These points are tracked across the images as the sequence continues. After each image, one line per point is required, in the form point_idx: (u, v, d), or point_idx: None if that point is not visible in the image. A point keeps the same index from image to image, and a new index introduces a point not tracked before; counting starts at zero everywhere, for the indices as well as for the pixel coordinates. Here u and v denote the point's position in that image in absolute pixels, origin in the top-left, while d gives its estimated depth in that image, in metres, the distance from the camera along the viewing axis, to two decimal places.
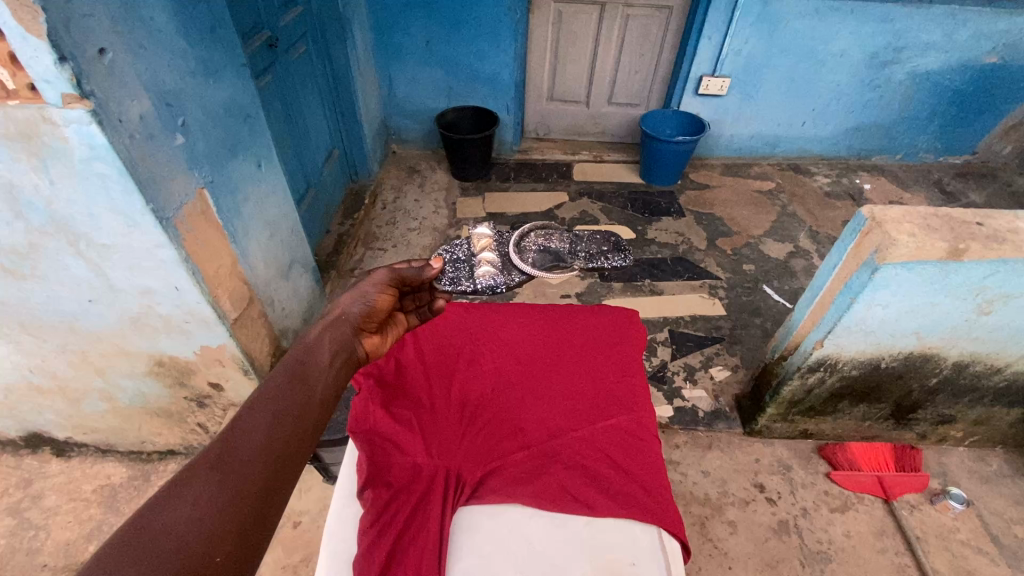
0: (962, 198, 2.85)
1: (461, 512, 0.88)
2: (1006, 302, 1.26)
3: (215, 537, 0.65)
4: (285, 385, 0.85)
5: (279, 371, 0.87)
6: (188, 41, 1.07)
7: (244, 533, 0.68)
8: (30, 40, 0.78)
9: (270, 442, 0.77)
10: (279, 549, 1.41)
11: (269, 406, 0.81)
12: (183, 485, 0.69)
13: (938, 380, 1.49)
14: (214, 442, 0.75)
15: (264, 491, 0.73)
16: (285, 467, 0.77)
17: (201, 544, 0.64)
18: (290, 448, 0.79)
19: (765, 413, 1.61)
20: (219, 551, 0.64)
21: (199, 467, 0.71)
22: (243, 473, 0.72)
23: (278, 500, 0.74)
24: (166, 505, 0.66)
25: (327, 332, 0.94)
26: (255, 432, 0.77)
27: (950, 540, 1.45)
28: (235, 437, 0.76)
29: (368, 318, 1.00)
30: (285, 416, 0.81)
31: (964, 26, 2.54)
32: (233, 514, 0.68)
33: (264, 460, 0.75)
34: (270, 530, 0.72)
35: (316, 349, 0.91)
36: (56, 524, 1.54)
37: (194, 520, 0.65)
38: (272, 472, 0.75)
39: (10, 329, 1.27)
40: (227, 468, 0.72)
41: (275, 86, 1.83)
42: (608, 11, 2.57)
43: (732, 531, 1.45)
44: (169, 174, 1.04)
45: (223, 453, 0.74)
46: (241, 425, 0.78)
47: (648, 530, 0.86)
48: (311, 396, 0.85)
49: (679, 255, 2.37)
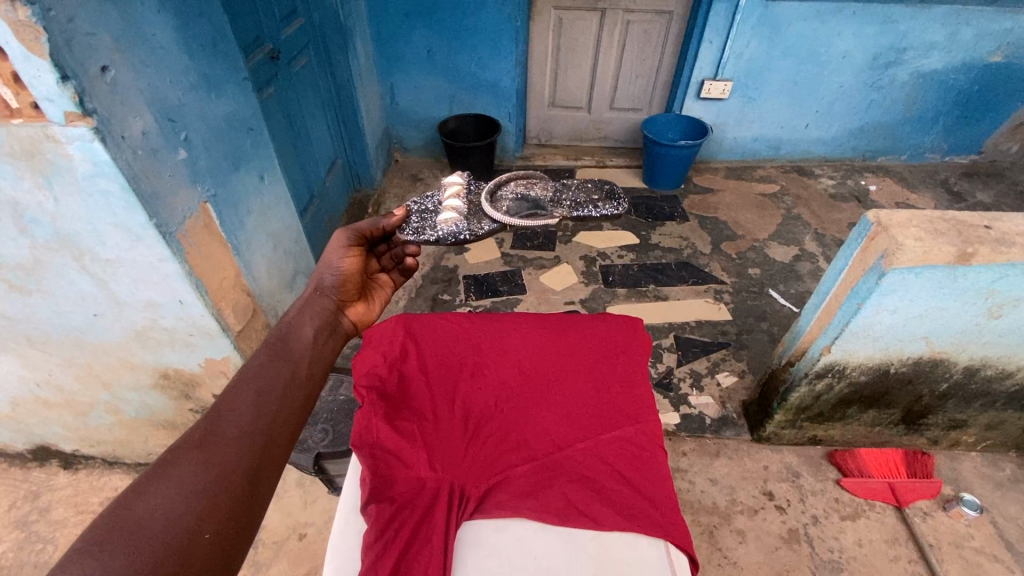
0: (970, 199, 2.82)
1: (465, 527, 0.88)
2: (1017, 305, 1.24)
3: (205, 514, 0.64)
4: (267, 364, 0.84)
5: (260, 350, 0.86)
6: (190, 57, 1.08)
7: (235, 510, 0.66)
8: (32, 59, 0.78)
9: (257, 418, 0.76)
10: (284, 561, 1.41)
11: (253, 383, 0.80)
12: (166, 466, 0.67)
13: (948, 385, 1.47)
14: (197, 423, 0.73)
15: (254, 465, 0.71)
16: (274, 441, 0.75)
17: (190, 522, 0.62)
18: (278, 423, 0.77)
19: (773, 420, 1.59)
20: (208, 527, 0.63)
21: (182, 446, 0.69)
22: (230, 450, 0.71)
23: (267, 476, 0.72)
24: (149, 485, 0.64)
25: (305, 310, 0.97)
26: (239, 410, 0.76)
27: (964, 547, 1.42)
28: (220, 417, 0.74)
29: (345, 289, 1.04)
30: (269, 392, 0.79)
31: (967, 26, 2.53)
32: (221, 491, 0.66)
33: (251, 436, 0.73)
34: (263, 508, 0.70)
35: (297, 326, 0.94)
36: (64, 536, 1.54)
37: (181, 498, 0.64)
38: (260, 446, 0.73)
39: (16, 344, 1.28)
40: (212, 446, 0.70)
41: (278, 98, 1.84)
42: (609, 17, 2.57)
43: (742, 540, 1.43)
44: (172, 189, 1.05)
45: (207, 433, 0.72)
46: (225, 405, 0.76)
47: (655, 543, 0.85)
48: (295, 372, 0.84)
49: (684, 260, 2.36)
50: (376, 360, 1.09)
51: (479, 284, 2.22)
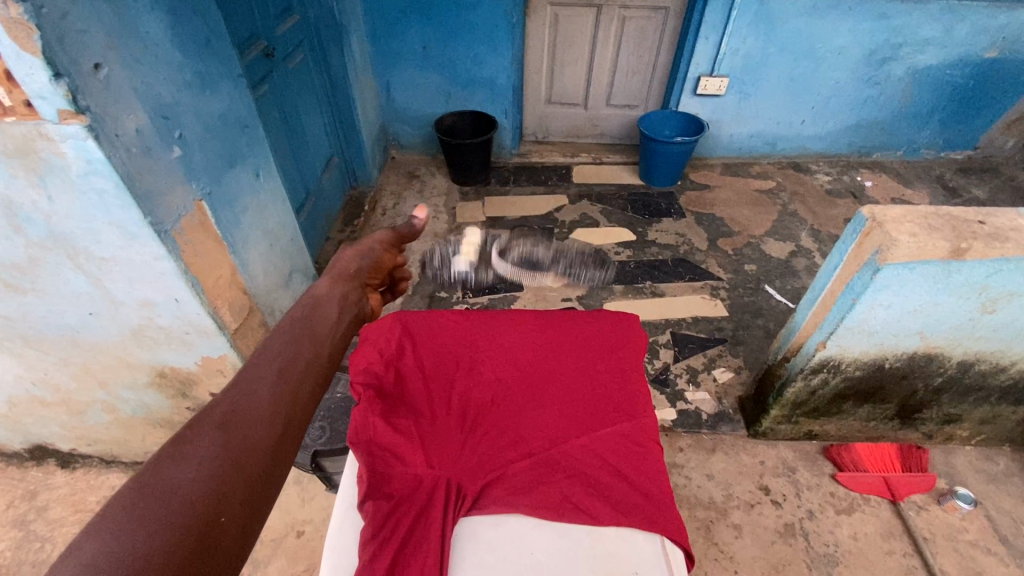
0: (965, 194, 2.83)
1: (463, 523, 0.88)
2: (1010, 299, 1.25)
3: (223, 498, 0.60)
4: (291, 340, 0.78)
5: (284, 324, 0.81)
6: (184, 54, 1.07)
7: (253, 495, 0.62)
8: (24, 58, 0.78)
9: (280, 397, 0.71)
10: (282, 559, 1.41)
11: (276, 360, 0.75)
12: (183, 443, 0.62)
13: (942, 380, 1.48)
14: (218, 398, 0.68)
15: (274, 448, 0.67)
16: (296, 421, 0.71)
17: (207, 505, 0.58)
18: (299, 404, 0.72)
19: (768, 416, 1.60)
20: (225, 512, 0.59)
21: (202, 423, 0.65)
22: (250, 430, 0.66)
23: (287, 459, 0.68)
24: (166, 463, 0.60)
25: (337, 287, 0.92)
26: (261, 387, 0.71)
27: (958, 540, 1.43)
28: (243, 392, 0.70)
29: (372, 272, 1.01)
30: (292, 370, 0.74)
31: (962, 22, 2.53)
32: (240, 473, 0.62)
33: (273, 417, 0.68)
34: (280, 493, 0.66)
35: (324, 302, 0.88)
36: (62, 535, 1.55)
37: (199, 479, 0.60)
38: (281, 428, 0.68)
39: (12, 343, 1.28)
40: (234, 424, 0.66)
41: (273, 95, 1.84)
42: (605, 14, 2.57)
43: (738, 535, 1.44)
44: (167, 188, 1.04)
45: (229, 409, 0.67)
46: (246, 381, 0.71)
47: (651, 538, 0.86)
48: (319, 350, 0.79)
49: (680, 257, 2.36)
50: (373, 356, 1.10)
51: (476, 282, 2.22)
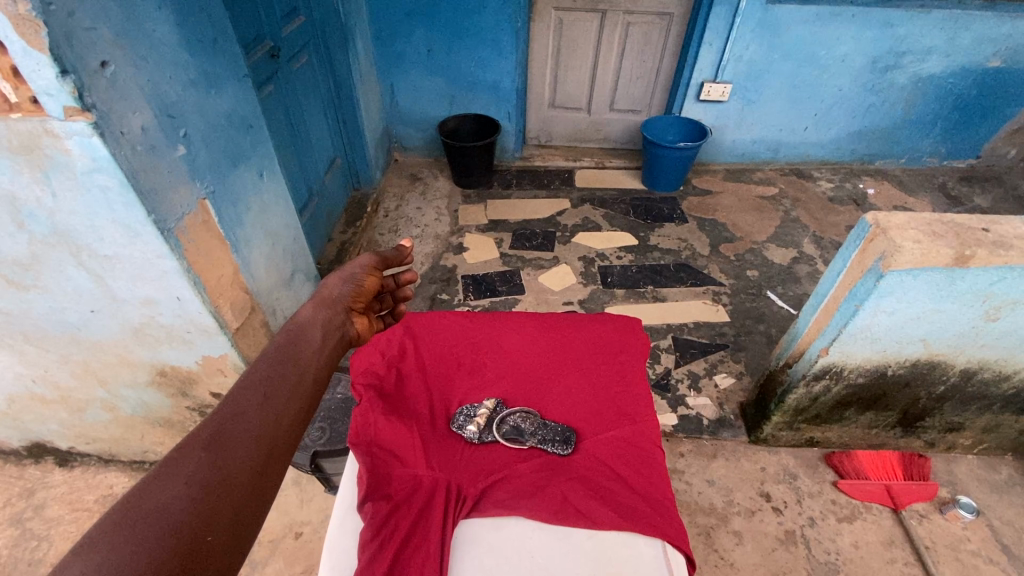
0: (967, 203, 2.83)
1: (463, 524, 0.87)
2: (1014, 307, 1.24)
3: (208, 518, 0.62)
4: (276, 365, 0.81)
5: (269, 351, 0.84)
6: (190, 54, 1.08)
7: (237, 515, 0.64)
8: (32, 54, 0.78)
9: (264, 423, 0.73)
10: (280, 560, 1.40)
11: (261, 386, 0.78)
12: (172, 464, 0.65)
13: (945, 388, 1.47)
14: (204, 422, 0.71)
15: (258, 470, 0.69)
16: (278, 443, 0.73)
17: (193, 524, 0.60)
18: (281, 428, 0.75)
19: (770, 422, 1.60)
20: (212, 531, 0.61)
21: (190, 445, 0.67)
22: (237, 453, 0.69)
23: (271, 479, 0.70)
24: (155, 483, 0.62)
25: (322, 311, 0.93)
26: (247, 411, 0.74)
27: (961, 550, 1.42)
28: (228, 418, 0.72)
29: (359, 296, 1.00)
30: (277, 395, 0.77)
31: (965, 30, 2.54)
32: (226, 494, 0.65)
33: (256, 441, 0.71)
34: (263, 513, 0.68)
35: (308, 328, 0.89)
36: (58, 534, 1.54)
37: (186, 500, 0.62)
38: (265, 450, 0.71)
39: (12, 339, 1.27)
40: (221, 447, 0.68)
41: (277, 96, 1.84)
42: (609, 19, 2.57)
43: (738, 542, 1.43)
44: (171, 185, 1.04)
45: (215, 433, 0.70)
46: (231, 407, 0.74)
47: (653, 543, 0.84)
48: (302, 376, 0.82)
49: (682, 262, 2.36)
50: (375, 358, 1.10)
51: (478, 284, 2.22)
